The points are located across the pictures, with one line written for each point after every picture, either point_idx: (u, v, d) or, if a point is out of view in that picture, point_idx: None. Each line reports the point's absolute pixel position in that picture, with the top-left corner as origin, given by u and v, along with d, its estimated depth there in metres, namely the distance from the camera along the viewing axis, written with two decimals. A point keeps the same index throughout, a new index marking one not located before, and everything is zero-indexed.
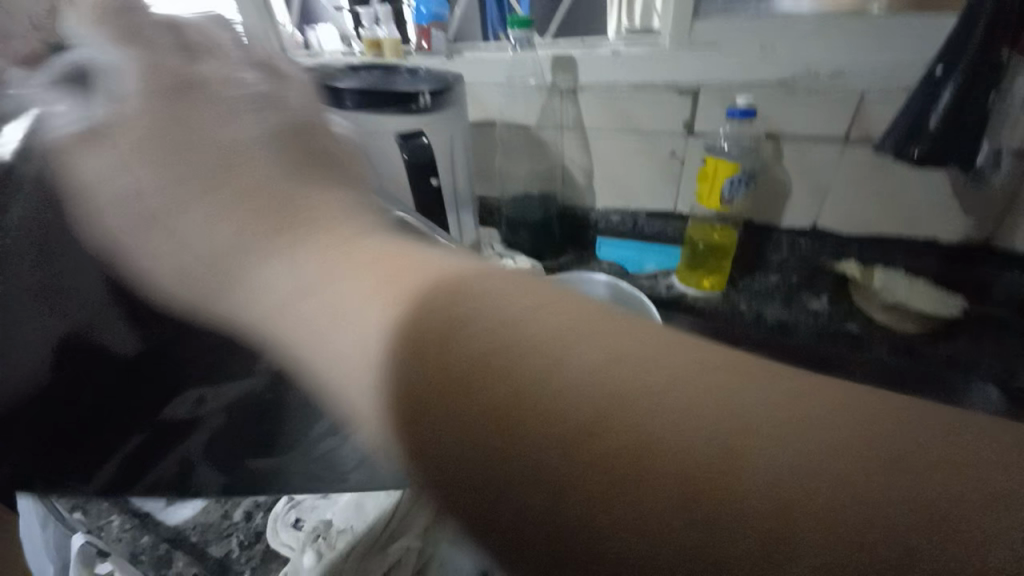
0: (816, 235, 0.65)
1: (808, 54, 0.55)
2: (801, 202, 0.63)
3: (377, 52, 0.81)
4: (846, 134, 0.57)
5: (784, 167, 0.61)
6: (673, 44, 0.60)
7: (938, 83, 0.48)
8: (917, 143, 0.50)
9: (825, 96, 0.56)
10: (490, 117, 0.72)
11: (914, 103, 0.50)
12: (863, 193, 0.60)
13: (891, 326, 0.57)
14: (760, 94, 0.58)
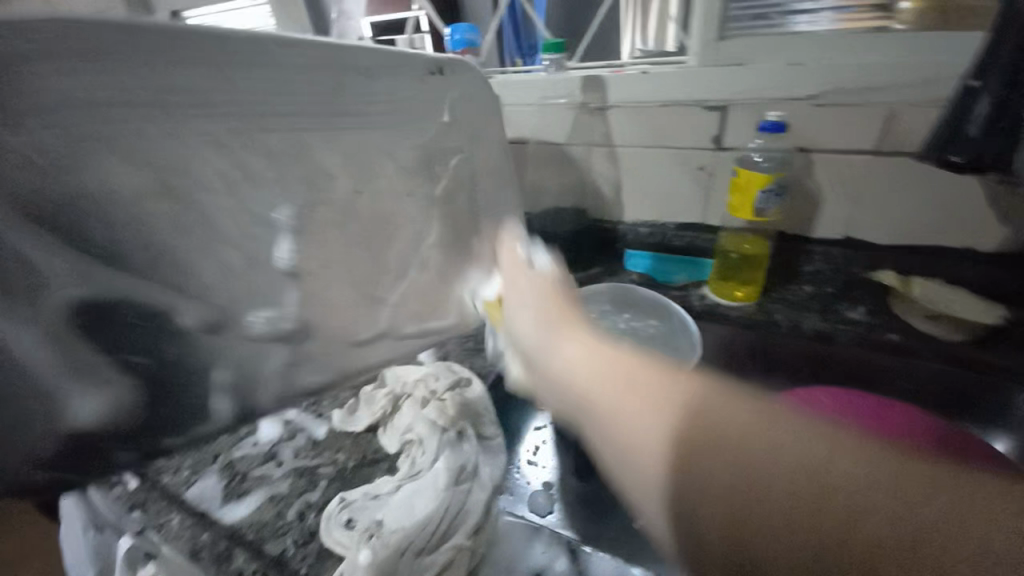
0: (848, 245, 0.65)
1: (838, 69, 0.57)
2: (836, 212, 0.64)
3: None
4: (877, 147, 0.58)
5: (815, 178, 0.63)
6: (702, 62, 0.63)
7: (976, 93, 0.46)
8: (956, 151, 0.48)
9: (855, 109, 0.57)
10: (523, 136, 0.75)
11: (953, 112, 0.49)
12: (896, 202, 0.61)
13: (933, 334, 0.57)
14: (789, 110, 0.60)
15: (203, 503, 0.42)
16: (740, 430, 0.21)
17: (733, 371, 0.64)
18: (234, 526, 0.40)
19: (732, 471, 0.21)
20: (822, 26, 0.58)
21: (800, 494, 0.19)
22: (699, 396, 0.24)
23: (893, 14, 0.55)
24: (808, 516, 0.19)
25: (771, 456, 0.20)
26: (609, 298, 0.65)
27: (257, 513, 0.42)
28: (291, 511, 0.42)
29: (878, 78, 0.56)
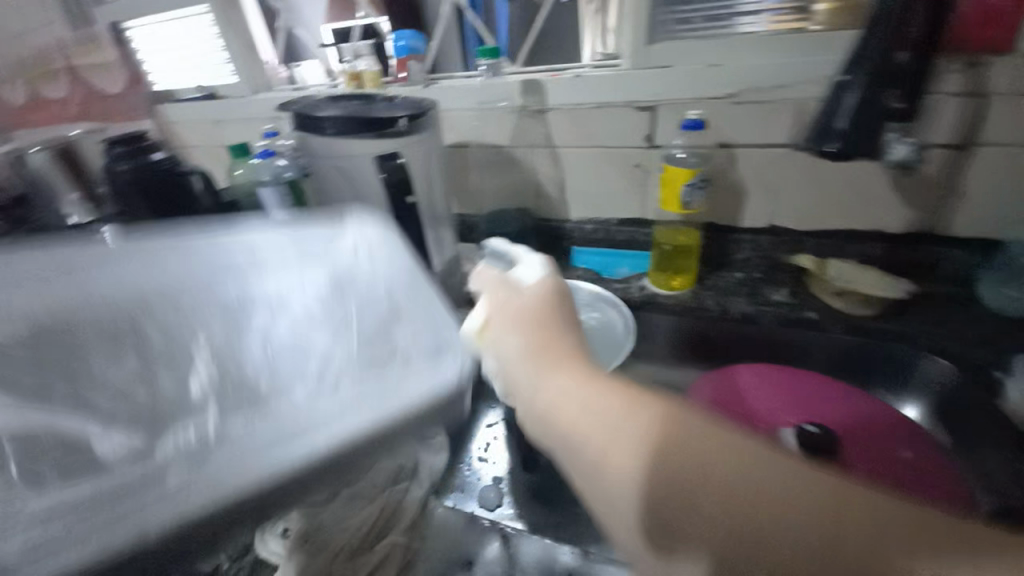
0: (773, 232, 0.69)
1: (751, 70, 0.61)
2: (759, 203, 0.68)
3: (357, 85, 0.87)
4: (791, 140, 0.63)
5: (738, 171, 0.66)
6: (632, 65, 0.66)
7: (847, 87, 0.52)
8: (831, 141, 0.54)
9: (769, 106, 0.61)
10: (467, 139, 0.77)
11: (829, 105, 0.54)
12: (813, 189, 0.65)
13: (841, 309, 0.61)
14: (712, 108, 0.64)
15: None
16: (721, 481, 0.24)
17: (673, 358, 0.68)
18: None
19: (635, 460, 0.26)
20: (761, 27, 0.61)
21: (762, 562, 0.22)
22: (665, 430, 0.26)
23: (810, 15, 0.59)
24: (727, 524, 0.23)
25: (739, 480, 0.24)
26: None
27: None
28: None
29: (788, 77, 0.60)
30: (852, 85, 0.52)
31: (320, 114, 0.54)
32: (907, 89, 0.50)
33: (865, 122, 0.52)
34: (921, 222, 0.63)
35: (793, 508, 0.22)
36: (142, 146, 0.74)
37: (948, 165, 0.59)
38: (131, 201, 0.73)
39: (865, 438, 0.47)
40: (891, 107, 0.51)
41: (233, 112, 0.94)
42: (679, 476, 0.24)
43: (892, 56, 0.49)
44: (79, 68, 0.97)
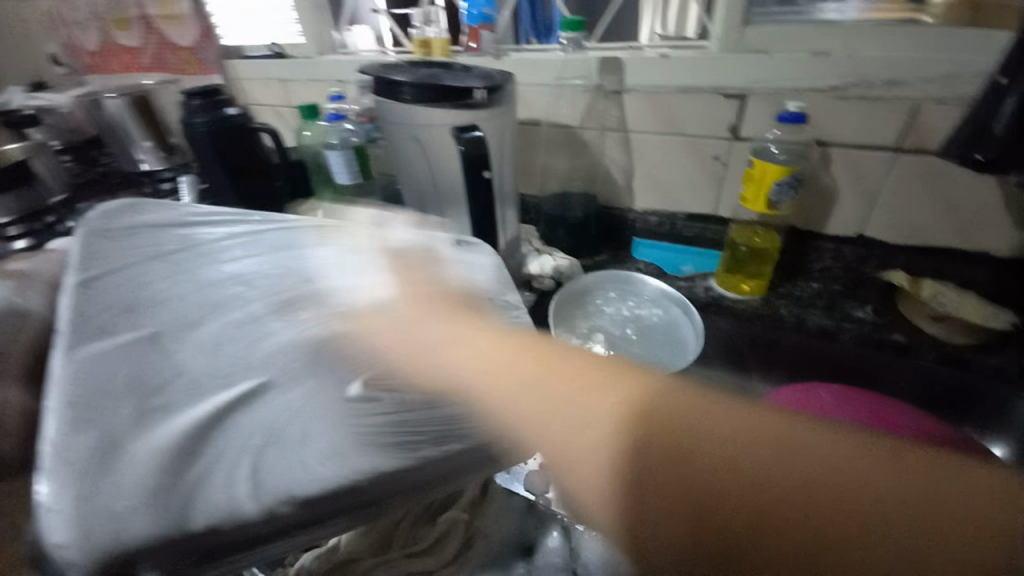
0: (861, 243, 0.64)
1: (864, 63, 0.55)
2: (850, 208, 0.62)
3: (426, 51, 0.84)
4: (898, 143, 0.57)
5: (832, 173, 0.61)
6: (723, 47, 0.61)
7: (1001, 91, 0.45)
8: (981, 148, 0.47)
9: (879, 103, 0.56)
10: (536, 117, 0.74)
11: (978, 110, 0.47)
12: (915, 200, 0.59)
13: (937, 335, 0.56)
14: (812, 101, 0.58)
15: None
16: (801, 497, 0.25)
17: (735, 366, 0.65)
18: None
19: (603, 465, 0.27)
20: (849, 16, 0.56)
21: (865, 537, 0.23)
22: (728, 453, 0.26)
23: (922, 6, 0.54)
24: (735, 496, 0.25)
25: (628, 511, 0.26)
26: (613, 284, 0.65)
27: None
28: None
29: (905, 72, 0.54)
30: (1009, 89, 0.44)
31: (399, 79, 0.53)
32: None
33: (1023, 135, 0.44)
34: None
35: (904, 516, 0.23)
36: (217, 99, 0.74)
37: None
38: (202, 154, 0.74)
39: None
40: None
41: (299, 73, 0.94)
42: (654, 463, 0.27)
43: None
44: (155, 19, 0.99)
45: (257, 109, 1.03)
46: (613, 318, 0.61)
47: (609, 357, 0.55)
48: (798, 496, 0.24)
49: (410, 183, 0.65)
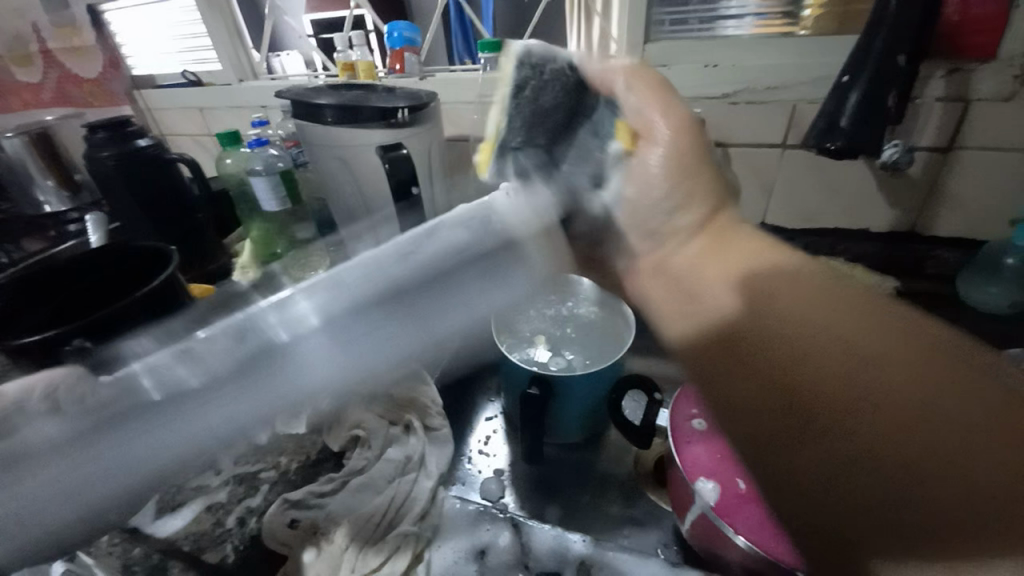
0: (765, 230, 0.71)
1: (747, 71, 0.62)
2: (752, 200, 0.70)
3: (350, 74, 0.85)
4: (783, 140, 0.64)
5: (734, 169, 0.68)
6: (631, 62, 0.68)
7: (847, 87, 0.52)
8: (832, 139, 0.53)
9: (763, 106, 0.63)
10: (464, 133, 0.76)
11: (827, 105, 0.54)
12: (804, 187, 0.67)
13: None
14: (708, 107, 0.65)
15: (134, 519, 0.45)
16: (855, 383, 0.27)
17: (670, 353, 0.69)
18: (168, 539, 0.44)
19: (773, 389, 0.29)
20: (743, 31, 0.64)
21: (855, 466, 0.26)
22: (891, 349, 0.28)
23: (797, 21, 0.62)
24: (870, 399, 0.26)
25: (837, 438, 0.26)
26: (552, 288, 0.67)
27: (192, 523, 0.45)
28: (230, 518, 0.46)
29: (781, 78, 0.61)
30: (852, 86, 0.52)
31: (320, 102, 0.54)
32: (899, 88, 0.50)
33: (870, 123, 0.51)
34: (906, 221, 0.65)
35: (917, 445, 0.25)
36: (126, 131, 0.71)
37: (936, 165, 0.60)
38: (113, 190, 0.70)
39: None
40: (889, 108, 0.51)
41: (218, 101, 0.91)
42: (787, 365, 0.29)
43: (891, 59, 0.49)
44: (54, 50, 0.93)
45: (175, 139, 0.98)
46: (554, 318, 0.63)
47: (551, 358, 0.58)
48: (877, 389, 0.26)
49: (342, 204, 0.65)
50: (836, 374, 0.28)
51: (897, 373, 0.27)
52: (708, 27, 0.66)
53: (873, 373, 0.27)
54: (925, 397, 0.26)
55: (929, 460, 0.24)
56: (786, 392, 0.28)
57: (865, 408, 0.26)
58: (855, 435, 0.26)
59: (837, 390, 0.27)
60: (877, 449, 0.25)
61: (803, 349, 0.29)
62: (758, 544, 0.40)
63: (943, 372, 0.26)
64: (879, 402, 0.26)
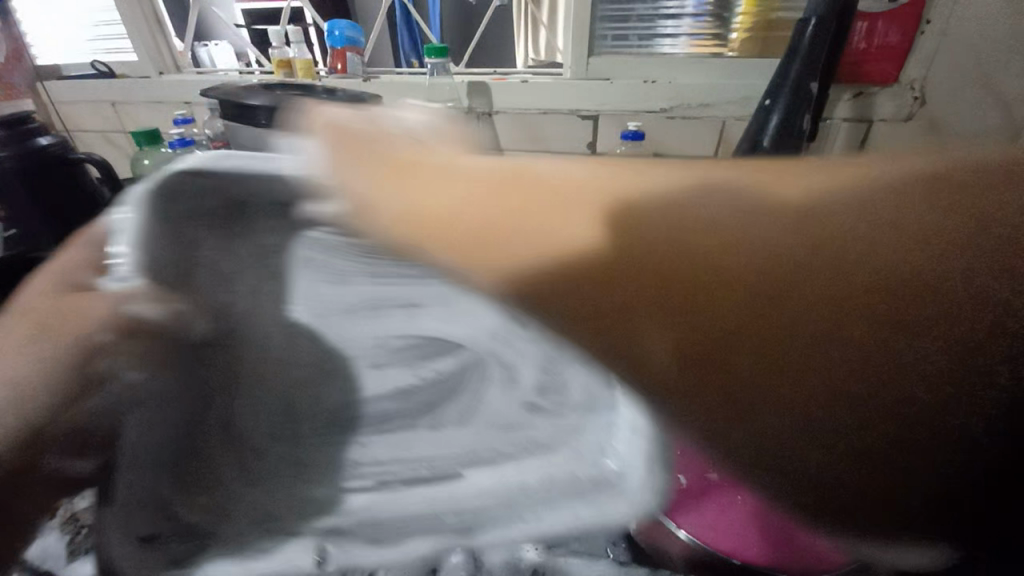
0: None
1: (682, 89, 0.66)
2: None
3: (288, 73, 0.81)
4: (715, 153, 0.69)
5: None
6: (577, 74, 0.70)
7: (769, 110, 0.57)
8: (757, 156, 0.58)
9: (696, 122, 0.67)
10: None
11: (753, 126, 0.58)
12: None
13: None
14: (647, 120, 0.69)
15: None
16: (805, 267, 0.16)
17: None
18: None
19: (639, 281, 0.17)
20: (679, 49, 0.68)
21: (846, 419, 0.15)
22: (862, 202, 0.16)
23: (725, 43, 0.67)
24: (847, 289, 0.15)
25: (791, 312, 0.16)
26: None
27: None
28: None
29: (712, 96, 0.66)
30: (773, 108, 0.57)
31: (253, 103, 0.51)
32: (811, 112, 0.56)
33: (788, 142, 0.56)
34: None
35: (934, 346, 0.15)
36: (24, 128, 0.62)
37: None
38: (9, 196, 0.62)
39: None
40: (803, 129, 0.56)
41: (136, 95, 0.83)
42: (766, 275, 0.16)
43: (804, 86, 0.55)
44: None
45: (83, 136, 0.88)
46: None
47: None
48: (931, 273, 0.15)
49: None
50: (764, 264, 0.16)
51: (895, 232, 0.16)
52: (647, 44, 0.69)
53: (850, 242, 0.16)
54: (916, 262, 0.15)
55: (944, 375, 0.15)
56: (771, 302, 0.16)
57: (936, 307, 0.15)
58: (856, 351, 0.15)
59: (878, 296, 0.15)
60: (890, 367, 0.15)
61: (734, 230, 0.16)
62: (702, 538, 0.35)
63: (945, 230, 0.15)
64: (871, 296, 0.15)
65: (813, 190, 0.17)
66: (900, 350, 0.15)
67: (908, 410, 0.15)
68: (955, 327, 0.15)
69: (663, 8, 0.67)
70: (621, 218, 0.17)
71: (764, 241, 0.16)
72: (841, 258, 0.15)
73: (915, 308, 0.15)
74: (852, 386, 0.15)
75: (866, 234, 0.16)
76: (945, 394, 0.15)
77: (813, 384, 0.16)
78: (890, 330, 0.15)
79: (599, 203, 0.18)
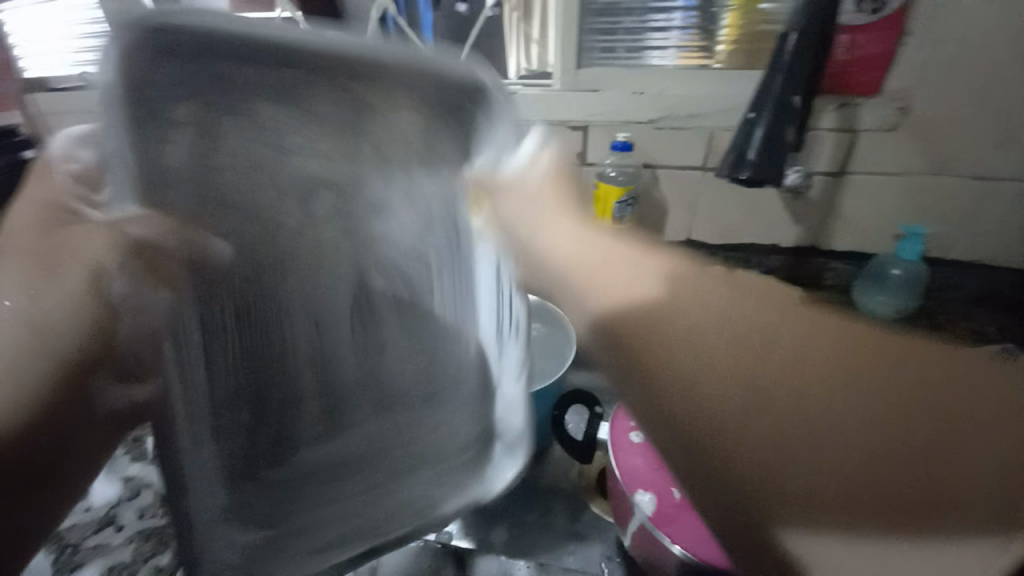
0: (691, 246, 0.76)
1: (670, 100, 0.67)
2: (677, 219, 0.75)
3: None
4: (704, 163, 0.70)
5: (660, 190, 0.73)
6: (565, 86, 0.71)
7: (753, 123, 0.57)
8: (744, 168, 0.58)
9: (684, 132, 0.68)
10: None
11: (737, 138, 0.59)
12: (722, 208, 0.72)
13: None
14: (636, 130, 0.69)
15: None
16: (707, 350, 0.30)
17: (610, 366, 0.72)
18: None
19: (689, 360, 0.29)
20: (667, 61, 0.69)
21: (842, 495, 0.25)
22: (788, 333, 0.30)
23: (712, 55, 0.67)
24: (821, 420, 0.27)
25: (835, 407, 0.28)
26: None
27: None
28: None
29: (699, 107, 0.66)
30: (757, 121, 0.57)
31: None
32: (796, 122, 0.57)
33: (772, 154, 0.57)
34: (811, 235, 0.72)
35: (866, 435, 0.27)
36: (9, 141, 0.62)
37: (831, 189, 0.67)
38: None
39: None
40: (787, 141, 0.57)
41: None
42: (767, 409, 0.28)
43: (787, 99, 0.55)
44: None
45: None
46: None
47: None
48: (780, 367, 0.29)
49: None
50: (745, 354, 0.29)
51: (774, 362, 0.29)
52: (636, 55, 0.70)
53: (750, 341, 0.30)
54: (827, 378, 0.28)
55: (895, 462, 0.26)
56: (708, 430, 0.28)
57: (864, 420, 0.27)
58: (771, 427, 0.27)
59: (745, 358, 0.29)
60: (818, 461, 0.26)
61: (662, 347, 0.30)
62: (699, 555, 0.41)
63: (752, 312, 0.31)
64: (769, 411, 0.28)
65: (698, 328, 0.30)
66: (855, 462, 0.26)
67: (875, 487, 0.26)
68: (836, 404, 0.28)
69: (651, 21, 0.68)
70: (642, 322, 0.31)
71: (684, 348, 0.30)
72: (802, 360, 0.29)
73: (818, 376, 0.28)
74: (834, 475, 0.26)
75: (781, 369, 0.29)
76: (878, 470, 0.26)
77: (760, 483, 0.26)
78: (802, 408, 0.27)
79: (654, 325, 0.31)
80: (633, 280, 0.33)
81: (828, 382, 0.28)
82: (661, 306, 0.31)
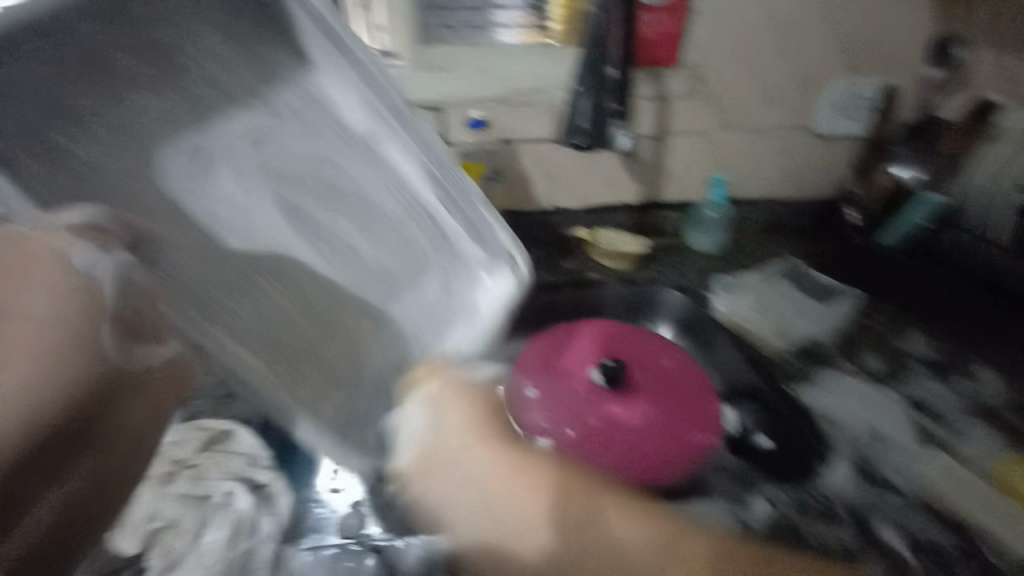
0: (555, 213, 0.82)
1: (514, 77, 0.71)
2: (539, 189, 0.80)
3: None
4: (554, 135, 0.75)
5: (521, 163, 0.77)
6: (413, 66, 0.70)
7: (582, 94, 0.65)
8: (580, 136, 0.66)
9: (532, 107, 0.73)
10: None
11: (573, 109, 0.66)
12: (575, 175, 0.80)
13: (611, 268, 0.77)
14: (488, 107, 0.72)
15: None
16: (554, 520, 0.38)
17: None
18: None
19: (550, 510, 0.39)
20: (511, 38, 0.72)
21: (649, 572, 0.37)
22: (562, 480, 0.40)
23: (548, 32, 0.72)
24: (597, 530, 0.38)
25: (611, 511, 0.39)
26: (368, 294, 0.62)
27: None
28: None
29: (541, 82, 0.72)
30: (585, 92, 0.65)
31: None
32: (618, 92, 0.65)
33: (601, 121, 0.65)
34: (649, 191, 0.83)
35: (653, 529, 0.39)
36: None
37: (657, 150, 0.79)
38: None
39: (645, 350, 0.60)
40: (611, 109, 0.65)
41: None
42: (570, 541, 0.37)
43: (605, 72, 0.64)
44: None
45: None
46: None
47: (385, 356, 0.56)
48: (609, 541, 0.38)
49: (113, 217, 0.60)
50: (587, 521, 0.38)
51: (583, 515, 0.39)
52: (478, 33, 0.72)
53: (594, 532, 0.38)
54: (602, 510, 0.39)
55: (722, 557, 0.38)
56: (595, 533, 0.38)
57: (615, 526, 0.39)
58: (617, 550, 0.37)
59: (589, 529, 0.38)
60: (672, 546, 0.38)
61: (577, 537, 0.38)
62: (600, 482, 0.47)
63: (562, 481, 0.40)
64: (600, 519, 0.39)
65: (537, 504, 0.39)
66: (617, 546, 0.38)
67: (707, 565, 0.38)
68: (636, 520, 0.39)
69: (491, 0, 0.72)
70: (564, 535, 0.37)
71: (527, 521, 0.38)
72: (583, 516, 0.39)
73: (621, 517, 0.39)
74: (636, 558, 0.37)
75: (578, 493, 0.40)
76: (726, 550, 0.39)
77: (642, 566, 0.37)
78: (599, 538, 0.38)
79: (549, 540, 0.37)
80: (497, 479, 0.40)
81: (588, 513, 0.39)
82: (555, 508, 0.39)
